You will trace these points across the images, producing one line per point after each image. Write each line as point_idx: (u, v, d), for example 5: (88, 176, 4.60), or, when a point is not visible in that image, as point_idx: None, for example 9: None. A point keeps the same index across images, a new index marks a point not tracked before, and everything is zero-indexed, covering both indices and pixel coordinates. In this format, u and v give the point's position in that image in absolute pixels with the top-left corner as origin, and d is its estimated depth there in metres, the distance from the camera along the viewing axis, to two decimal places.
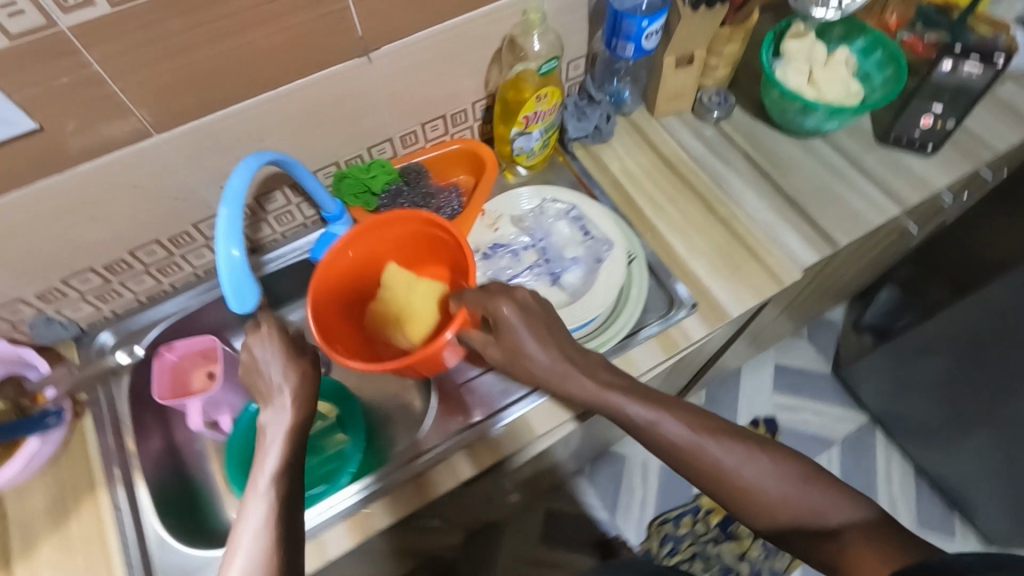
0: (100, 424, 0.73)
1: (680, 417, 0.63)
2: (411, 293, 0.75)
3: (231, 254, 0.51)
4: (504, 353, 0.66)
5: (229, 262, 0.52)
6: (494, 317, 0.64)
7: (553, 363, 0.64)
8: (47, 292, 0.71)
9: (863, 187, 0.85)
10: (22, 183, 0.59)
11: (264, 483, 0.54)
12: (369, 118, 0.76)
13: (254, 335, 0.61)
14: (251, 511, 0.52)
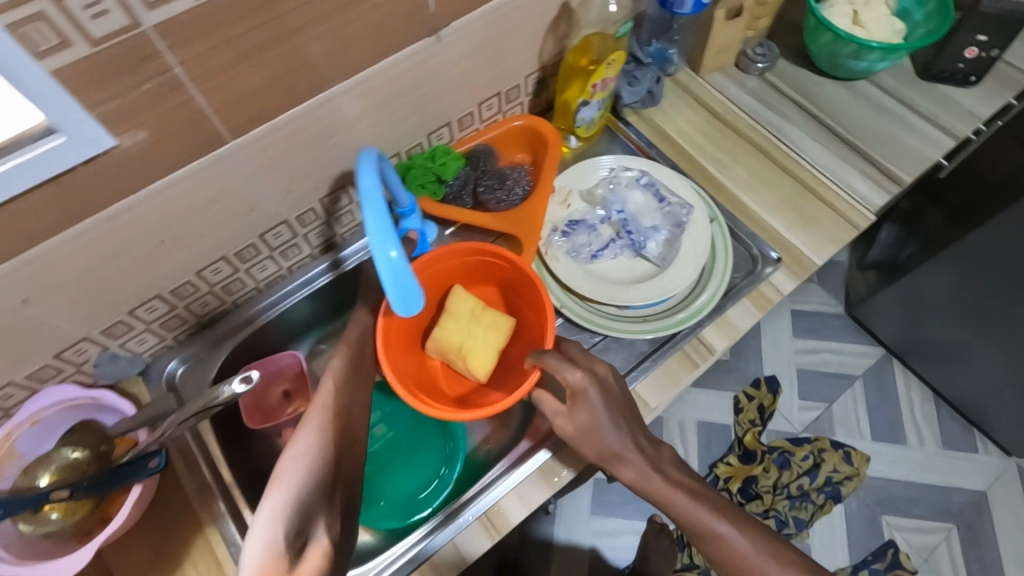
0: (190, 459, 0.68)
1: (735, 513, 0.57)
2: (475, 327, 0.72)
3: (389, 257, 0.49)
4: (575, 429, 0.61)
5: (391, 267, 0.50)
6: (572, 391, 0.61)
7: (621, 436, 0.61)
8: (112, 326, 0.66)
9: (916, 124, 0.86)
10: (96, 210, 0.53)
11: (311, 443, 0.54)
12: (433, 104, 0.71)
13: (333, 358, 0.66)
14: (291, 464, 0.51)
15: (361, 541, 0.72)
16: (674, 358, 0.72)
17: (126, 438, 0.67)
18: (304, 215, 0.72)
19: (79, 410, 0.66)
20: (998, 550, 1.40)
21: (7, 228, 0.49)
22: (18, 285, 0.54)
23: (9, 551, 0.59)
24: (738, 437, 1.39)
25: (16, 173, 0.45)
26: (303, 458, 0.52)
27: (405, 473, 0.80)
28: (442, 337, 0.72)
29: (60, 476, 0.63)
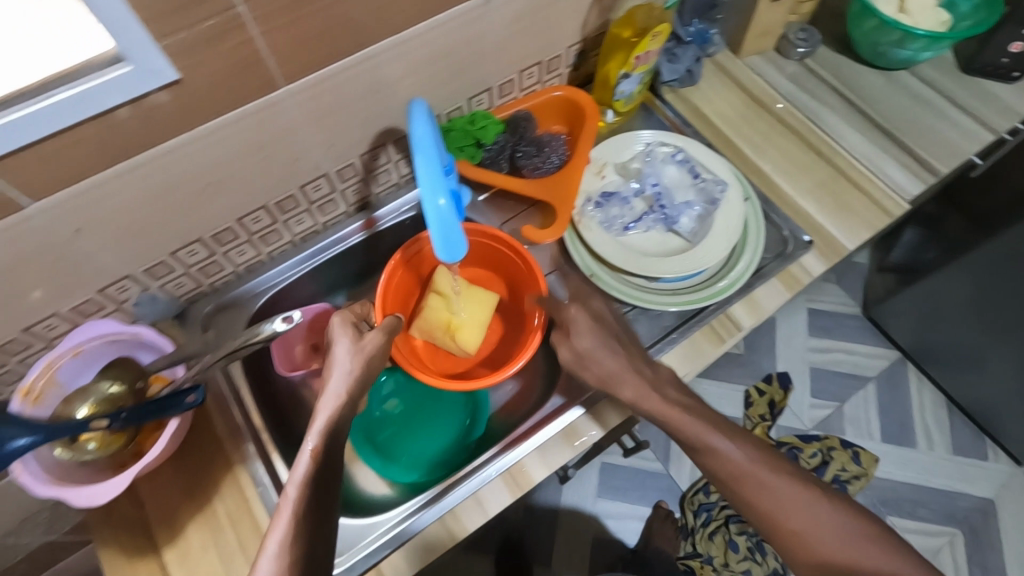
0: (221, 402, 0.70)
1: (746, 452, 0.58)
2: (465, 302, 0.74)
3: (438, 205, 0.52)
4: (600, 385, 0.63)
5: (438, 216, 0.53)
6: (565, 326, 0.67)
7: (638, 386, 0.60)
8: (154, 266, 0.67)
9: (955, 117, 0.86)
10: (149, 145, 0.55)
11: (288, 504, 0.52)
12: (478, 68, 0.72)
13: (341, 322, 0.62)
14: (269, 542, 0.50)
15: (383, 495, 0.74)
16: (701, 331, 0.73)
17: (160, 377, 0.68)
18: (343, 169, 0.74)
19: (120, 346, 0.68)
20: (1001, 557, 1.34)
21: (68, 156, 0.50)
22: (70, 215, 0.55)
23: (49, 474, 0.60)
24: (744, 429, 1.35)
25: (84, 99, 0.47)
26: (281, 528, 0.51)
27: (428, 432, 0.80)
28: (431, 316, 0.73)
29: (99, 408, 0.66)
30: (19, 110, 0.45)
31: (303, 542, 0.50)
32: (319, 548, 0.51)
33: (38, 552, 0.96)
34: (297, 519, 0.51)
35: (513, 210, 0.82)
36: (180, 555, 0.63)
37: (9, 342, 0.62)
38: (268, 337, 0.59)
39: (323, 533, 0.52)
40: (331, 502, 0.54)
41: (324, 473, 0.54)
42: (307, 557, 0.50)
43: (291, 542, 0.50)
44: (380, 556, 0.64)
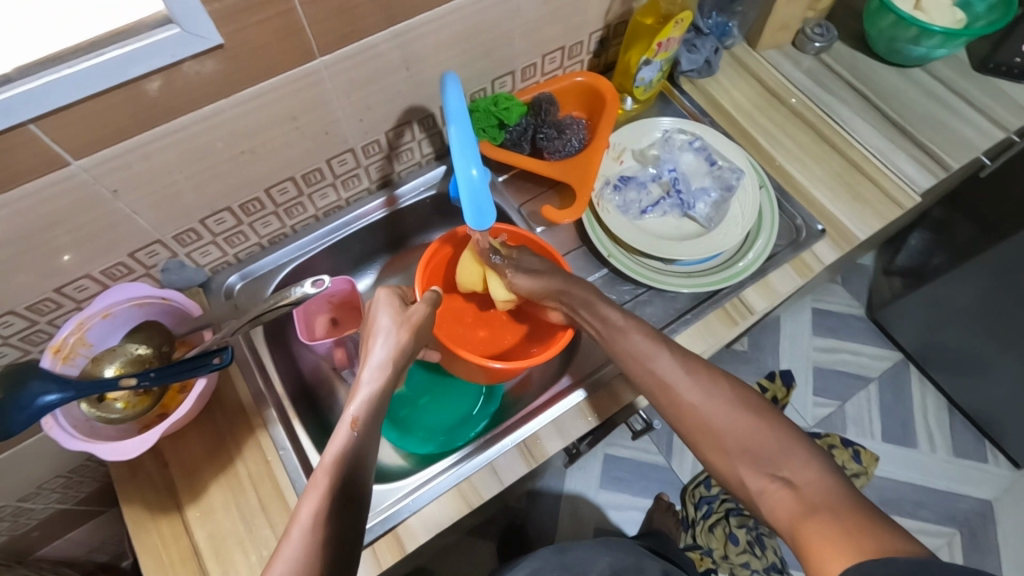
0: (245, 367, 0.72)
1: None
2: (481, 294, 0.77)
3: (470, 174, 0.57)
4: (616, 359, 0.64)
5: (470, 185, 0.57)
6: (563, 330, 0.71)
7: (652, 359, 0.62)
8: (183, 234, 0.69)
9: (968, 114, 0.88)
10: (189, 109, 0.56)
11: (323, 474, 0.52)
12: (503, 50, 0.74)
13: (385, 300, 0.64)
14: (302, 509, 0.50)
15: (399, 465, 0.76)
16: (715, 313, 0.75)
17: (185, 343, 0.71)
18: (369, 145, 0.76)
19: (148, 309, 0.69)
20: (998, 561, 1.34)
21: (113, 114, 0.52)
22: (110, 174, 0.57)
23: (77, 430, 0.62)
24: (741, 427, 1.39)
25: (134, 58, 0.49)
26: (314, 497, 0.50)
27: (445, 409, 0.82)
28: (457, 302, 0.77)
29: (126, 369, 0.67)
30: (71, 66, 0.47)
31: (337, 512, 0.50)
32: (349, 521, 0.50)
33: (50, 520, 0.97)
34: (333, 488, 0.51)
35: (532, 191, 0.85)
36: (203, 514, 0.65)
37: (41, 302, 0.63)
38: (295, 301, 0.63)
39: (355, 506, 0.51)
40: (365, 476, 0.53)
41: (361, 446, 0.54)
42: (339, 528, 0.49)
43: (326, 511, 0.50)
44: (397, 521, 0.65)
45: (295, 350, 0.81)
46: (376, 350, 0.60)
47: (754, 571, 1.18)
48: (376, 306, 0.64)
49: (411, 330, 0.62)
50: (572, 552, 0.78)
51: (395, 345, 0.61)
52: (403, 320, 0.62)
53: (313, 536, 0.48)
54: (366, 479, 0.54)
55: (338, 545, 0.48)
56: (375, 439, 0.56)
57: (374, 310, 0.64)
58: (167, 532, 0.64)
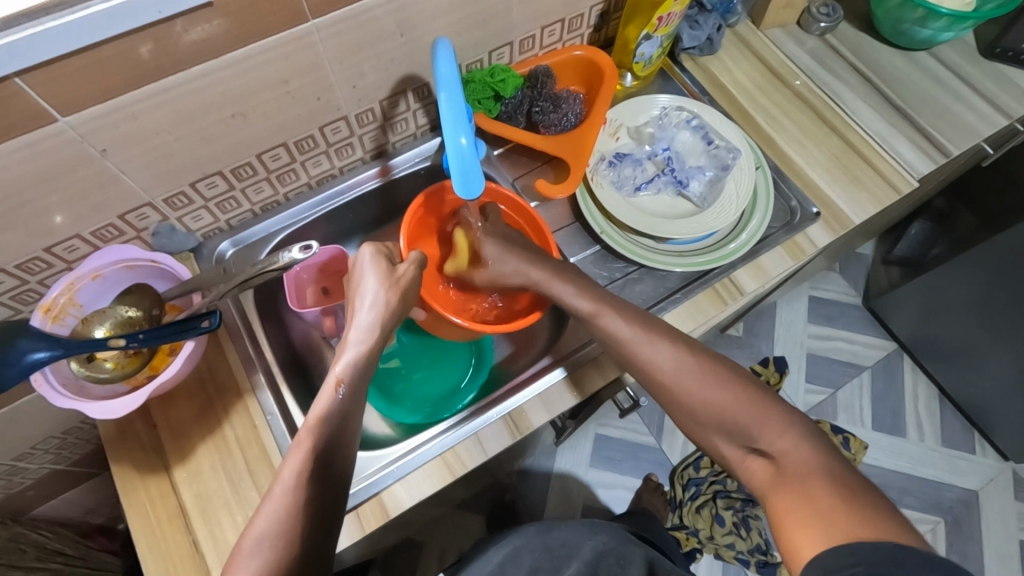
0: (234, 332, 0.73)
1: None
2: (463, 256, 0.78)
3: (459, 143, 0.56)
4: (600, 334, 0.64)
5: (458, 154, 0.57)
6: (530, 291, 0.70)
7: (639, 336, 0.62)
8: (174, 197, 0.69)
9: (971, 99, 0.86)
10: (179, 69, 0.56)
11: (306, 436, 0.52)
12: (501, 19, 0.73)
13: (369, 258, 0.63)
14: (285, 467, 0.50)
15: (385, 434, 0.77)
16: (704, 292, 0.75)
17: (175, 307, 0.71)
18: (362, 114, 0.75)
19: (137, 270, 0.69)
20: (980, 548, 1.35)
21: (101, 71, 0.51)
22: (99, 132, 0.56)
23: (66, 388, 0.63)
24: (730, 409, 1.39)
25: (121, 12, 0.48)
26: (297, 458, 0.51)
27: (436, 379, 0.84)
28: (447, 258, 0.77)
29: (115, 331, 0.68)
30: (56, 18, 0.46)
31: (319, 472, 0.50)
32: (332, 481, 0.51)
33: (46, 480, 0.98)
34: (315, 448, 0.51)
35: (527, 165, 0.84)
36: (190, 475, 0.66)
37: (30, 261, 0.63)
38: (284, 266, 0.64)
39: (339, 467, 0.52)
40: (350, 434, 0.54)
41: (346, 409, 0.55)
42: (322, 486, 0.50)
43: (309, 470, 0.50)
44: (381, 488, 0.65)
45: (285, 318, 0.81)
46: (362, 312, 0.61)
47: (739, 550, 1.21)
48: (360, 262, 0.64)
49: (398, 293, 0.62)
50: (557, 533, 0.78)
51: (382, 307, 0.62)
52: (390, 282, 0.63)
53: (296, 495, 0.48)
54: (349, 439, 0.54)
55: (322, 501, 0.49)
56: (359, 401, 0.57)
57: (359, 269, 0.64)
58: (154, 491, 0.65)
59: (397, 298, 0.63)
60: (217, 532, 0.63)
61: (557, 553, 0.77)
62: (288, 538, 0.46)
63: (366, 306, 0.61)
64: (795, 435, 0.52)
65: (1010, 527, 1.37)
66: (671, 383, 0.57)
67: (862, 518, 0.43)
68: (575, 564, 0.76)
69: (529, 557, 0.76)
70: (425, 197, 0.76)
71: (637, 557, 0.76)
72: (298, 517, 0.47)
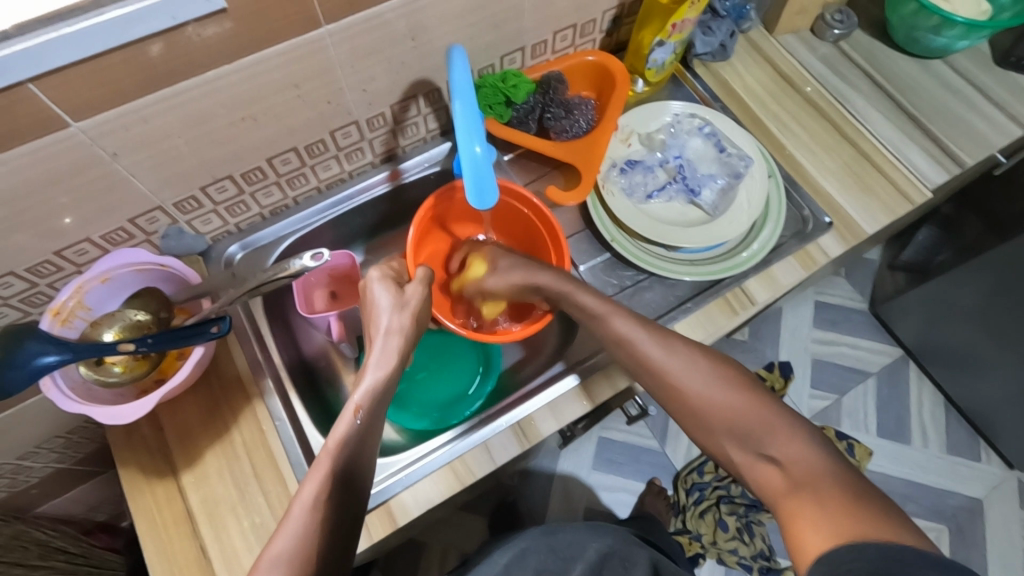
0: (242, 336, 0.73)
1: None
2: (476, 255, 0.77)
3: (473, 151, 0.56)
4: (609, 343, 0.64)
5: (472, 161, 0.56)
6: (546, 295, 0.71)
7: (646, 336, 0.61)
8: (183, 201, 0.69)
9: (985, 108, 0.86)
10: (191, 73, 0.55)
11: (326, 457, 0.51)
12: (513, 24, 0.72)
13: (383, 282, 0.64)
14: (304, 489, 0.49)
15: (390, 439, 0.77)
16: (715, 301, 0.74)
17: (184, 310, 0.72)
18: (373, 118, 0.75)
19: (145, 274, 0.69)
20: (983, 556, 1.35)
21: (114, 76, 0.51)
22: (111, 136, 0.56)
23: (74, 392, 0.62)
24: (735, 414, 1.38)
25: (134, 18, 0.48)
26: (317, 478, 0.50)
27: (443, 384, 0.83)
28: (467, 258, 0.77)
29: (125, 334, 0.68)
30: (70, 24, 0.46)
31: (337, 494, 0.49)
32: (349, 503, 0.50)
33: (50, 478, 0.98)
34: (334, 470, 0.51)
35: (537, 171, 0.84)
36: (197, 479, 0.66)
37: (40, 264, 0.63)
38: (294, 273, 0.63)
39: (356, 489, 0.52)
40: (368, 457, 0.54)
41: (364, 431, 0.54)
42: (338, 506, 0.49)
43: (327, 492, 0.49)
44: (389, 496, 0.65)
45: (291, 320, 0.81)
46: (379, 332, 0.61)
47: (742, 555, 1.22)
48: (373, 285, 0.64)
49: (413, 315, 0.62)
50: (563, 536, 0.78)
51: (399, 328, 0.61)
52: (404, 303, 0.63)
53: (313, 515, 0.48)
54: (365, 462, 0.53)
55: (338, 523, 0.48)
56: (375, 423, 0.56)
57: (373, 292, 0.64)
58: (161, 495, 0.65)
59: (412, 319, 0.63)
60: (224, 538, 0.63)
61: (563, 556, 0.76)
62: (307, 560, 0.45)
63: (385, 328, 0.61)
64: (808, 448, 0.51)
65: (1013, 535, 1.36)
66: (682, 392, 0.57)
67: (879, 527, 0.43)
68: (580, 565, 0.75)
69: (536, 562, 0.76)
70: (435, 197, 0.76)
71: (642, 559, 0.76)
72: (315, 539, 0.47)
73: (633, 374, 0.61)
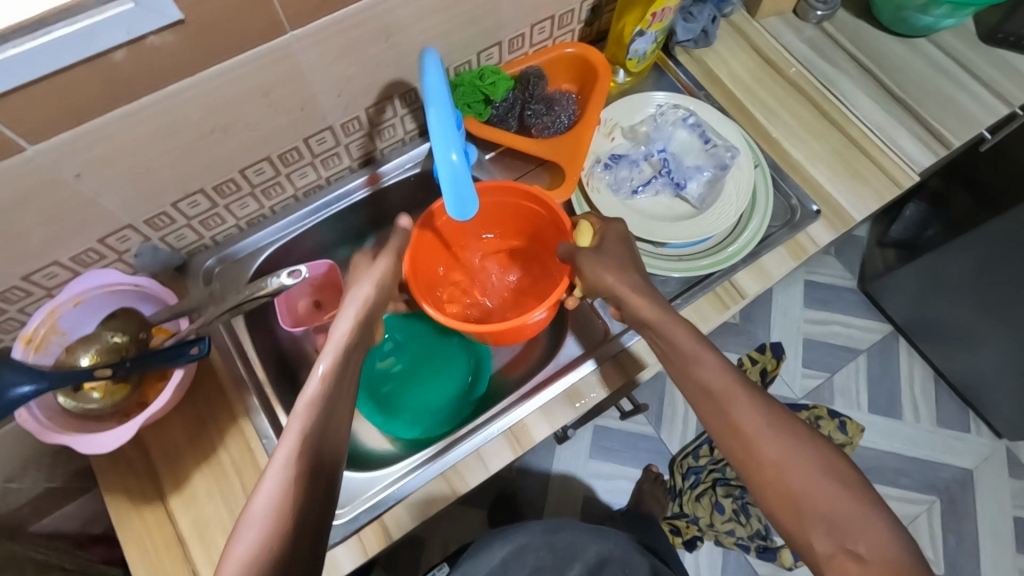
0: (225, 354, 0.71)
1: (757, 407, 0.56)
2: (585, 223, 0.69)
3: (450, 159, 0.54)
4: None
5: (450, 170, 0.54)
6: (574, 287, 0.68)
7: None
8: (155, 218, 0.67)
9: (971, 87, 0.85)
10: (152, 87, 0.53)
11: (287, 449, 0.49)
12: (489, 18, 0.70)
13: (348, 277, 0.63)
14: (266, 484, 0.47)
15: (383, 449, 0.76)
16: (705, 296, 0.73)
17: (162, 330, 0.69)
18: (347, 122, 0.73)
19: (121, 295, 0.67)
20: (974, 526, 1.37)
21: (70, 95, 0.49)
22: (70, 158, 0.53)
23: (52, 422, 0.61)
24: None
25: (84, 35, 0.45)
26: (279, 472, 0.48)
27: (432, 388, 0.82)
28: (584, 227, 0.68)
29: (101, 358, 0.67)
30: (15, 45, 0.43)
31: (304, 484, 0.47)
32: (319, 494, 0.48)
33: (42, 497, 0.96)
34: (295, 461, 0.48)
35: (520, 169, 0.82)
36: (187, 502, 0.64)
37: (8, 291, 0.61)
38: (272, 291, 0.63)
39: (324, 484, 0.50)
40: (333, 448, 0.51)
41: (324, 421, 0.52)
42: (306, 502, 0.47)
43: (291, 484, 0.47)
44: (383, 509, 0.65)
45: (275, 331, 0.79)
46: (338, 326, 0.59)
47: (739, 536, 1.22)
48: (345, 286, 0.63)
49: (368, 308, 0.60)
50: (563, 534, 0.78)
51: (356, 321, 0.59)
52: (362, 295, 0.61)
53: (280, 509, 0.45)
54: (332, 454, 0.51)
55: (306, 517, 0.46)
56: (340, 413, 0.53)
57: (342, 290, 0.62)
58: (150, 520, 0.64)
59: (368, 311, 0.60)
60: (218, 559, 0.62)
61: (560, 555, 0.77)
62: (267, 560, 0.43)
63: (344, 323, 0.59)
64: (834, 475, 0.51)
65: (1003, 504, 1.39)
66: None
67: None
68: (578, 565, 0.77)
69: (533, 559, 0.76)
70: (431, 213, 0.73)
71: (640, 565, 0.76)
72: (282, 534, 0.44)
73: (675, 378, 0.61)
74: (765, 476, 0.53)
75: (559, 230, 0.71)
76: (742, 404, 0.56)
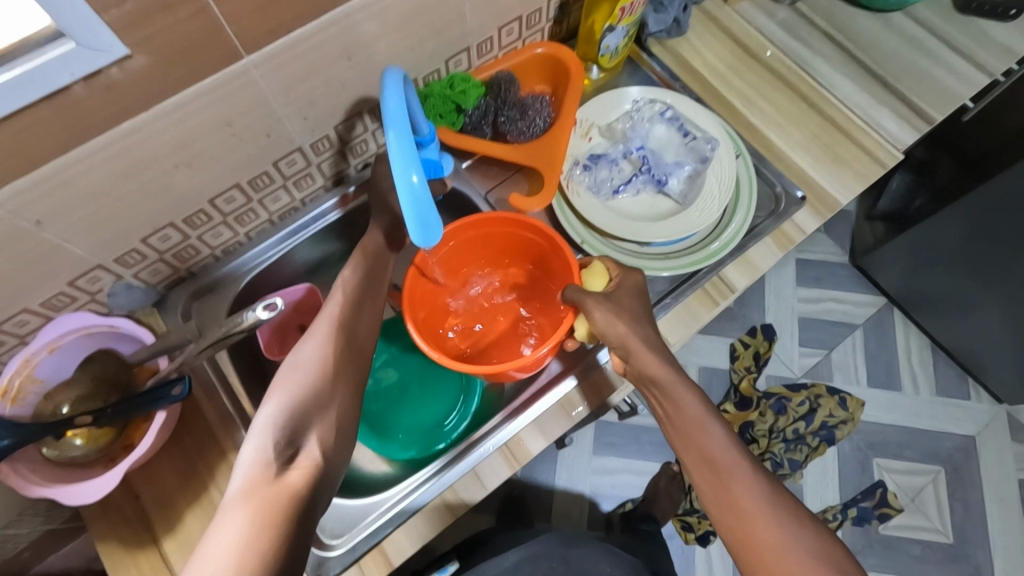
0: (210, 389, 0.69)
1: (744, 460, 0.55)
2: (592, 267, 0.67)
3: (411, 182, 0.51)
4: None
5: (412, 193, 0.51)
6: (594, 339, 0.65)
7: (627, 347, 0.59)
8: (126, 255, 0.65)
9: (949, 59, 0.83)
10: (108, 126, 0.51)
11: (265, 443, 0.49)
12: (454, 25, 0.68)
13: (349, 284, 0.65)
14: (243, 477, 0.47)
15: (380, 471, 0.76)
16: (694, 293, 0.72)
17: (145, 369, 0.67)
18: (317, 142, 0.71)
19: (97, 338, 0.66)
20: (980, 492, 1.38)
21: (20, 143, 0.47)
22: (28, 206, 0.51)
23: (37, 475, 0.59)
24: (736, 384, 1.41)
25: (28, 81, 0.43)
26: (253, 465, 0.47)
27: (425, 405, 0.81)
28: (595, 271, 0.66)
29: (80, 406, 0.64)
30: None
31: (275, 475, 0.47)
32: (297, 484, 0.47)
33: (41, 540, 0.94)
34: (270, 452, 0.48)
35: (498, 176, 0.80)
36: (181, 545, 0.63)
37: None
38: (249, 324, 0.60)
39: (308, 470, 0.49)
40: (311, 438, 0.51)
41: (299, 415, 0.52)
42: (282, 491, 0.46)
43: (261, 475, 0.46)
44: (382, 537, 0.63)
45: (261, 360, 0.78)
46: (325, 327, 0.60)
47: None
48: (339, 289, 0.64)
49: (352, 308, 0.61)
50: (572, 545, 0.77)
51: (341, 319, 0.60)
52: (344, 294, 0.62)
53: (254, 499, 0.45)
54: (324, 443, 0.52)
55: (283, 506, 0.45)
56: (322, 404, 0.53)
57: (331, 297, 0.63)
58: (145, 566, 0.63)
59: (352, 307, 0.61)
60: None
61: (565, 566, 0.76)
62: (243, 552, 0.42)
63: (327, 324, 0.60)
64: (829, 564, 0.50)
65: (1007, 469, 1.39)
66: None
67: None
68: None
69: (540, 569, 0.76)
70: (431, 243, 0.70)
71: None
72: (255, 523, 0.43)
73: (676, 442, 0.58)
74: (746, 518, 0.52)
75: (565, 265, 0.68)
76: (742, 478, 0.54)
